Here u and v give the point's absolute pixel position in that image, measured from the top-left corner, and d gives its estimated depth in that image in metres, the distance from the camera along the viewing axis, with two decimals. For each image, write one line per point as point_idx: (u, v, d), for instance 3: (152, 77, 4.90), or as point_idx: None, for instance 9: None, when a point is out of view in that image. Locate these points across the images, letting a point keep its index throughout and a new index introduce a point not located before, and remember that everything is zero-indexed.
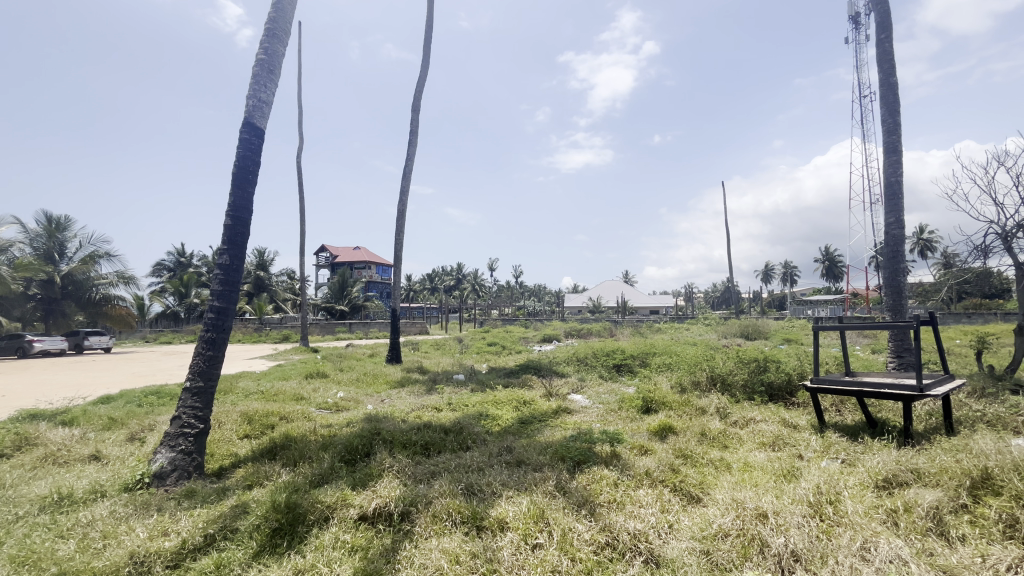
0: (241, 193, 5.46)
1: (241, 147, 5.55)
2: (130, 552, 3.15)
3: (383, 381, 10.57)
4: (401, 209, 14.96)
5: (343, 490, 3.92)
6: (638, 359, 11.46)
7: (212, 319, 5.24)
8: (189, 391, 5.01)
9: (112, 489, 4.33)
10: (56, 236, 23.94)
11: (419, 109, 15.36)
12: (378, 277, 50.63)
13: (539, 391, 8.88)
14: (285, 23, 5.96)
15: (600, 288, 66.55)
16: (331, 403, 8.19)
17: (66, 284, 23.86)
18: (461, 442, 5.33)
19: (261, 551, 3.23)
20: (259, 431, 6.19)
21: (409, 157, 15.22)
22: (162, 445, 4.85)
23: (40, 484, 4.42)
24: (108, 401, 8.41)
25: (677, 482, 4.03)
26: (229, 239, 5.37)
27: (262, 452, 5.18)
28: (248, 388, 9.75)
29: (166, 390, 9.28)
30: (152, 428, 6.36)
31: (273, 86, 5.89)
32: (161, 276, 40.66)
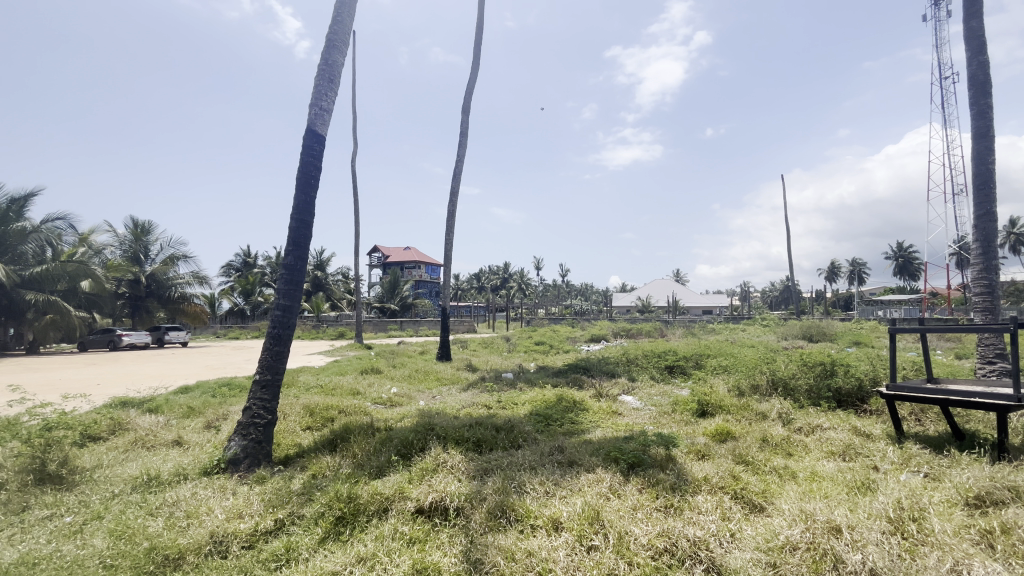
0: (305, 197, 5.75)
1: (305, 153, 5.84)
2: (211, 532, 3.40)
3: (435, 378, 10.83)
4: (451, 209, 15.24)
5: (401, 482, 4.03)
6: (692, 361, 11.06)
7: (278, 316, 5.54)
8: (258, 384, 5.32)
9: (193, 472, 4.69)
10: (141, 240, 26.22)
11: (469, 110, 15.58)
12: (427, 276, 51.82)
13: (588, 391, 8.76)
14: (343, 34, 6.21)
15: (649, 287, 64.81)
16: (385, 399, 8.47)
17: (150, 283, 26.12)
18: (512, 440, 5.36)
19: (326, 538, 3.39)
20: (320, 423, 6.51)
21: (459, 158, 15.46)
22: (234, 434, 5.19)
23: (131, 466, 4.87)
24: (186, 392, 9.12)
25: (738, 489, 3.86)
26: (294, 242, 5.67)
27: (324, 443, 5.44)
28: (308, 382, 10.28)
29: (236, 382, 9.93)
30: (225, 418, 6.82)
31: (333, 94, 6.15)
32: (230, 276, 43.50)
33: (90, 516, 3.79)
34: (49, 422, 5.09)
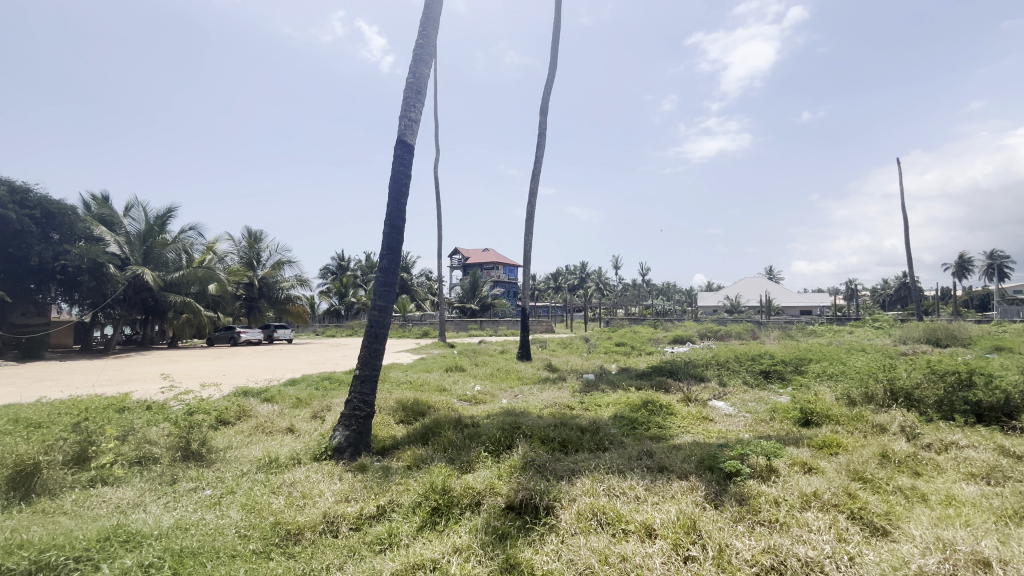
0: (397, 204, 6.10)
1: (396, 163, 6.21)
2: (324, 513, 3.74)
3: (516, 377, 11.01)
4: (530, 210, 15.40)
5: (491, 478, 4.13)
6: (791, 365, 10.21)
7: (375, 315, 5.94)
8: (358, 379, 5.73)
9: (305, 457, 5.18)
10: (254, 247, 29.44)
11: (547, 111, 15.65)
12: (505, 277, 52.78)
13: (675, 395, 8.41)
14: (430, 47, 6.52)
15: (738, 286, 60.84)
16: (470, 396, 8.75)
17: (261, 286, 29.22)
18: (598, 442, 5.30)
19: (423, 526, 3.58)
20: (411, 417, 6.89)
21: (537, 159, 15.57)
22: (338, 424, 5.64)
23: (255, 448, 5.49)
24: (294, 384, 10.09)
25: (855, 509, 3.50)
26: (388, 246, 6.06)
27: (416, 436, 5.75)
28: (398, 377, 10.92)
29: (335, 377, 10.81)
30: (329, 409, 7.45)
31: (420, 105, 6.47)
32: (327, 279, 47.35)
33: (225, 491, 4.32)
34: (191, 407, 5.89)
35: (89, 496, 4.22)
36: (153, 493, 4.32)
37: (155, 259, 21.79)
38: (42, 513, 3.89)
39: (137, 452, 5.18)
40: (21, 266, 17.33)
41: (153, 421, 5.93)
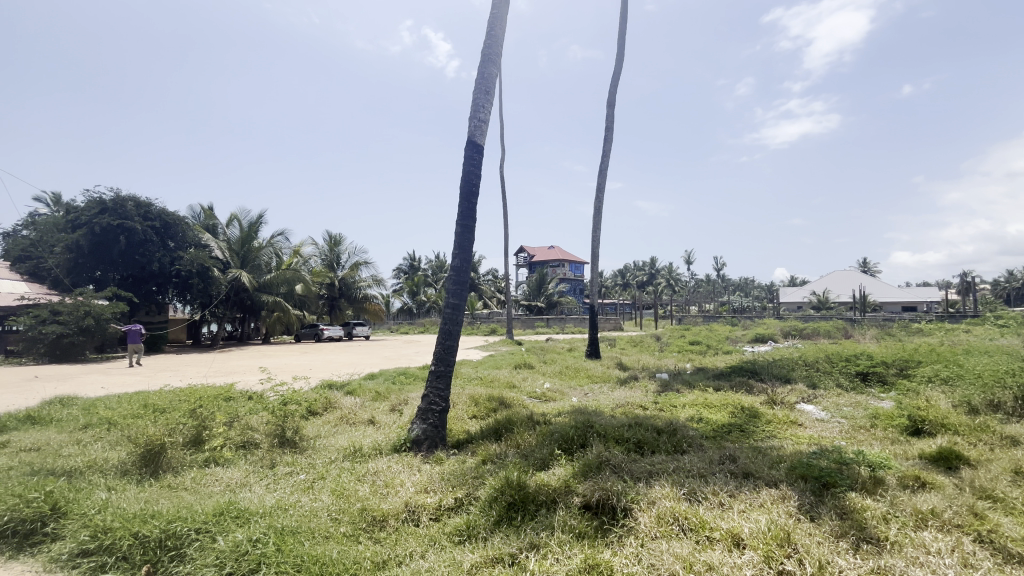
0: (468, 204, 6.24)
1: (466, 163, 6.34)
2: (405, 502, 3.91)
3: (586, 375, 10.87)
4: (597, 205, 15.13)
5: (565, 476, 4.10)
6: (896, 368, 9.20)
7: (449, 313, 6.11)
8: (434, 374, 5.93)
9: (386, 448, 5.45)
10: (335, 250, 31.51)
11: (614, 104, 15.27)
12: (571, 274, 52.38)
13: (759, 397, 7.89)
14: (497, 47, 6.58)
15: (826, 281, 55.97)
16: (540, 393, 8.78)
17: (342, 286, 31.20)
18: (676, 444, 5.10)
19: (500, 521, 3.63)
20: (484, 412, 7.03)
21: (605, 153, 15.25)
22: (416, 417, 5.86)
23: (341, 438, 5.87)
24: (373, 378, 10.67)
25: (984, 532, 3.08)
26: (459, 245, 6.20)
27: (490, 431, 5.85)
28: (469, 374, 11.19)
29: (410, 372, 11.29)
30: (406, 403, 7.78)
31: (489, 105, 6.55)
32: (400, 278, 49.53)
33: (316, 477, 4.65)
34: (286, 398, 6.41)
35: (204, 475, 4.73)
36: (256, 475, 4.76)
37: (251, 263, 23.98)
38: (168, 487, 4.42)
39: (242, 437, 5.72)
40: (145, 271, 19.77)
41: (254, 409, 6.51)
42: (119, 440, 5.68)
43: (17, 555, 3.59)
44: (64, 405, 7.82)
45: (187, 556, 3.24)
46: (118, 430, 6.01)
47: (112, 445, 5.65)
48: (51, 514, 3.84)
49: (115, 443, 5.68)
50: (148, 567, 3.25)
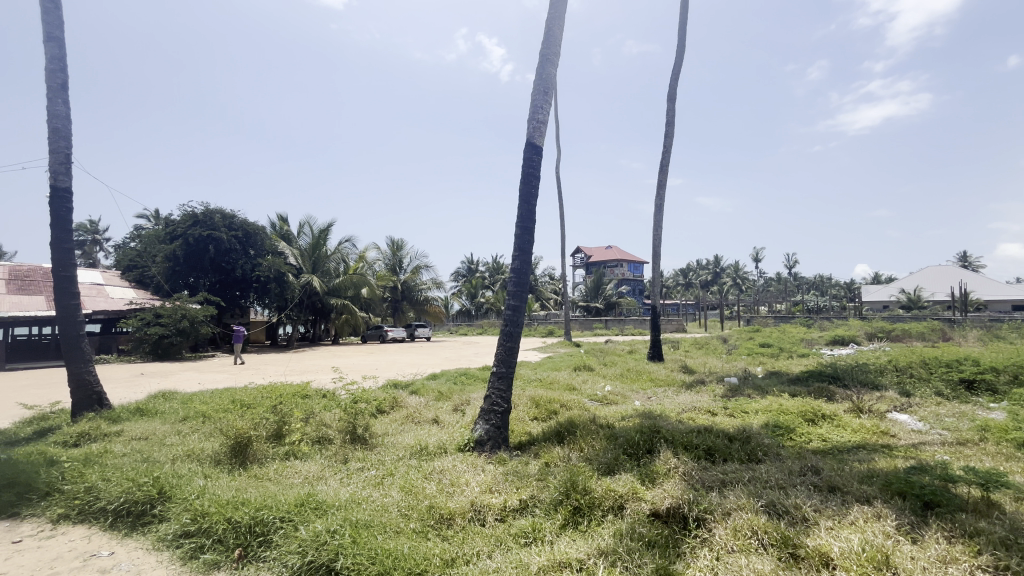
0: (527, 205, 6.26)
1: (526, 165, 6.36)
2: (472, 502, 3.96)
3: (648, 378, 10.54)
4: (658, 203, 14.66)
5: (633, 482, 3.99)
6: (1009, 374, 8.14)
7: (509, 315, 6.14)
8: (496, 375, 5.99)
9: (451, 447, 5.57)
10: (397, 254, 32.77)
11: (675, 98, 14.74)
12: (630, 274, 51.10)
13: (842, 404, 7.28)
14: (555, 45, 6.54)
15: (917, 278, 50.78)
16: (601, 396, 8.62)
17: (404, 289, 32.37)
18: (750, 452, 4.81)
19: (566, 524, 3.59)
20: (545, 414, 7.00)
21: (666, 149, 14.75)
22: (479, 417, 5.94)
23: (408, 436, 6.07)
24: (436, 378, 10.94)
25: None
26: (519, 247, 6.23)
27: (552, 434, 5.81)
28: (529, 375, 11.20)
29: (471, 373, 11.48)
30: (468, 403, 7.91)
31: (547, 105, 6.54)
32: (458, 281, 50.60)
33: (385, 473, 4.83)
34: (356, 396, 6.72)
35: (285, 467, 5.07)
36: (331, 469, 5.03)
37: (321, 268, 25.46)
38: (255, 477, 4.78)
39: (317, 433, 6.06)
40: (231, 277, 21.75)
41: (328, 406, 6.89)
42: (212, 432, 6.21)
43: (132, 532, 4.02)
44: (166, 399, 8.67)
45: (274, 543, 3.48)
46: (211, 423, 6.58)
47: (207, 436, 6.19)
48: (157, 497, 4.27)
49: (209, 434, 6.22)
50: (240, 550, 3.53)
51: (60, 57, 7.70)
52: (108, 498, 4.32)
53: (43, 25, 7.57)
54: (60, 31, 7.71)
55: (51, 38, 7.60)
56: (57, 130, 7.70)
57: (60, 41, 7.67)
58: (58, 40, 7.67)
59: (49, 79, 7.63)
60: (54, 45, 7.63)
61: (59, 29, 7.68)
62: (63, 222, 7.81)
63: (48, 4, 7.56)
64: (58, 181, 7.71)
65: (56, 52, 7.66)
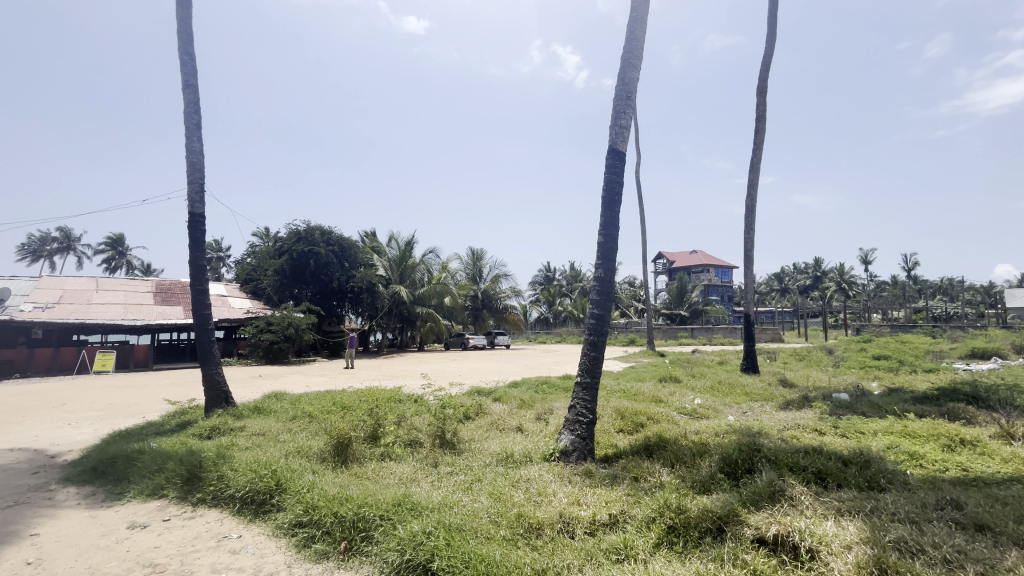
0: (611, 213, 6.17)
1: (608, 172, 6.28)
2: (560, 513, 3.94)
3: (743, 392, 9.81)
4: (749, 204, 13.71)
5: (733, 503, 3.73)
6: None
7: (593, 324, 6.06)
8: (580, 385, 5.92)
9: (536, 456, 5.59)
10: (477, 264, 33.70)
11: (766, 91, 13.76)
12: (717, 280, 48.14)
13: (986, 428, 6.25)
14: (636, 49, 6.42)
15: None
16: (691, 409, 8.17)
17: (484, 298, 33.17)
18: (871, 479, 4.29)
19: (660, 544, 3.44)
20: (631, 427, 6.79)
21: (757, 146, 13.78)
22: (564, 427, 5.90)
23: (494, 443, 6.19)
24: (517, 386, 11.06)
25: None
26: (602, 255, 6.14)
27: (640, 448, 5.62)
28: (611, 386, 10.91)
29: (551, 381, 11.45)
30: (550, 412, 7.90)
31: (630, 110, 6.42)
32: (536, 289, 50.87)
33: (474, 479, 4.95)
34: (444, 402, 6.99)
35: (382, 468, 5.39)
36: (423, 472, 5.26)
37: (408, 278, 26.89)
38: (356, 475, 5.13)
39: (409, 436, 6.37)
40: (329, 288, 23.67)
41: (418, 411, 7.24)
42: (318, 432, 6.78)
43: (255, 518, 4.49)
44: (278, 399, 9.62)
45: (375, 540, 3.71)
46: (317, 422, 7.19)
47: (313, 434, 6.77)
48: (275, 489, 4.74)
49: (315, 433, 6.81)
50: (346, 543, 3.82)
51: (195, 101, 8.94)
52: (236, 487, 4.87)
53: (182, 76, 8.86)
54: (195, 79, 8.97)
55: (189, 85, 8.85)
56: (193, 163, 8.93)
57: (195, 88, 8.91)
58: (194, 87, 8.92)
59: (186, 121, 8.89)
60: (190, 91, 8.88)
61: (194, 77, 8.93)
62: (197, 243, 9.02)
63: (186, 57, 8.83)
64: (193, 208, 8.93)
65: (192, 97, 8.91)
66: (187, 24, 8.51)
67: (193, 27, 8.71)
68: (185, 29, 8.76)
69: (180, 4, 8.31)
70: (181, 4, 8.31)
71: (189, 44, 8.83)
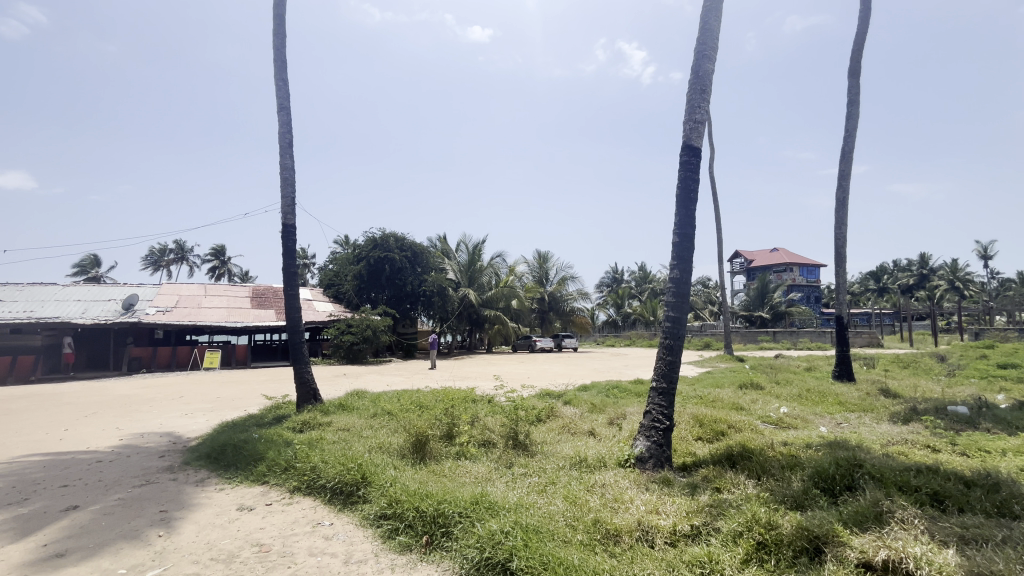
0: (686, 212, 5.94)
1: (682, 169, 6.06)
2: (639, 520, 3.84)
3: (836, 402, 9.02)
4: (841, 196, 12.60)
5: (832, 522, 3.43)
6: None
7: (669, 327, 5.87)
8: (656, 390, 5.75)
9: (610, 462, 5.49)
10: (543, 266, 33.78)
11: (860, 72, 12.57)
12: (803, 279, 44.61)
13: None
14: (713, 40, 6.14)
15: None
16: (776, 418, 7.65)
17: (551, 300, 33.14)
18: (1001, 505, 3.77)
19: (749, 561, 3.25)
20: (711, 435, 6.48)
21: (849, 132, 12.63)
22: (639, 433, 5.74)
23: (566, 447, 6.18)
24: (587, 390, 10.94)
25: None
26: (678, 255, 5.93)
27: (722, 457, 5.35)
28: (687, 391, 10.47)
29: (622, 385, 11.20)
30: (623, 417, 7.73)
31: (706, 103, 6.15)
32: (604, 291, 50.01)
33: (548, 481, 4.97)
34: (516, 405, 7.08)
35: (458, 466, 5.56)
36: (498, 472, 5.36)
37: (476, 281, 27.54)
38: (434, 473, 5.33)
39: (482, 436, 6.52)
40: (403, 291, 24.81)
41: (491, 412, 7.39)
42: (397, 429, 7.14)
43: (345, 508, 4.81)
44: (360, 397, 10.23)
45: (455, 536, 3.83)
46: (397, 420, 7.57)
47: (394, 431, 7.13)
48: (362, 481, 5.04)
49: (395, 429, 7.17)
50: (427, 537, 3.97)
51: (288, 122, 9.77)
52: (327, 477, 5.24)
53: (277, 99, 9.73)
54: (288, 102, 9.81)
55: (283, 108, 9.69)
56: (287, 179, 9.76)
57: (288, 110, 9.74)
58: (287, 109, 9.75)
59: (281, 140, 9.74)
60: (284, 113, 9.72)
61: (288, 100, 9.76)
62: (290, 252, 9.84)
63: (281, 82, 9.69)
64: (286, 219, 9.75)
65: (286, 118, 9.75)
66: (282, 52, 9.33)
67: (286, 55, 9.53)
68: (280, 57, 9.61)
69: (275, 35, 9.12)
70: (276, 34, 9.13)
71: (283, 70, 9.68)
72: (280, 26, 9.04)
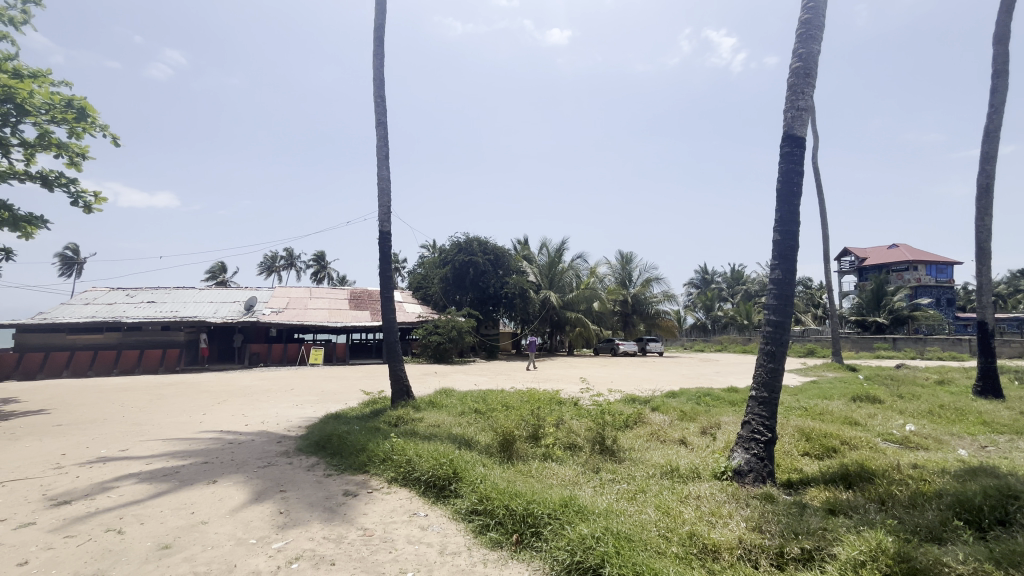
0: (788, 208, 5.48)
1: (784, 161, 5.60)
2: (739, 538, 3.61)
3: (979, 421, 7.78)
4: (982, 183, 10.88)
5: (980, 561, 2.96)
6: None
7: (770, 332, 5.44)
8: (755, 399, 5.36)
9: (705, 473, 5.21)
10: (626, 267, 32.92)
11: (1008, 36, 10.75)
12: (931, 279, 39.07)
13: None
14: (819, 18, 5.62)
15: None
16: (901, 437, 6.76)
17: (634, 302, 32.21)
18: None
19: None
20: (820, 451, 5.90)
21: (993, 109, 10.86)
22: (737, 445, 5.39)
23: (655, 454, 5.96)
24: (675, 396, 10.48)
25: None
26: (779, 254, 5.49)
27: (834, 476, 4.85)
28: (789, 401, 9.61)
29: (714, 393, 10.57)
30: (718, 427, 7.28)
31: (811, 89, 5.63)
32: (691, 293, 47.55)
33: (637, 489, 4.83)
34: (602, 409, 6.97)
35: (545, 467, 5.60)
36: (585, 476, 5.31)
37: (557, 283, 27.55)
38: (522, 472, 5.42)
39: (568, 439, 6.52)
40: (486, 294, 25.49)
41: (576, 415, 7.34)
42: (484, 428, 7.35)
43: (438, 501, 5.05)
44: (448, 395, 10.67)
45: (545, 537, 3.86)
46: (483, 419, 7.80)
47: (481, 429, 7.35)
48: (453, 476, 5.25)
49: (482, 428, 7.39)
50: (517, 535, 4.05)
51: (385, 136, 10.49)
52: (421, 471, 5.53)
53: (376, 115, 10.47)
54: (385, 117, 10.53)
55: (380, 123, 10.41)
56: (384, 189, 10.48)
57: (385, 124, 10.45)
58: (384, 124, 10.46)
59: (378, 153, 10.48)
60: (382, 128, 10.44)
61: (385, 115, 10.47)
62: (386, 257, 10.53)
63: (379, 100, 10.43)
64: (383, 226, 10.46)
65: (384, 133, 10.46)
66: (380, 71, 10.04)
67: (384, 73, 10.24)
68: (378, 76, 10.35)
69: (375, 56, 9.85)
70: (376, 55, 9.86)
71: (381, 88, 10.41)
72: (379, 47, 9.75)
